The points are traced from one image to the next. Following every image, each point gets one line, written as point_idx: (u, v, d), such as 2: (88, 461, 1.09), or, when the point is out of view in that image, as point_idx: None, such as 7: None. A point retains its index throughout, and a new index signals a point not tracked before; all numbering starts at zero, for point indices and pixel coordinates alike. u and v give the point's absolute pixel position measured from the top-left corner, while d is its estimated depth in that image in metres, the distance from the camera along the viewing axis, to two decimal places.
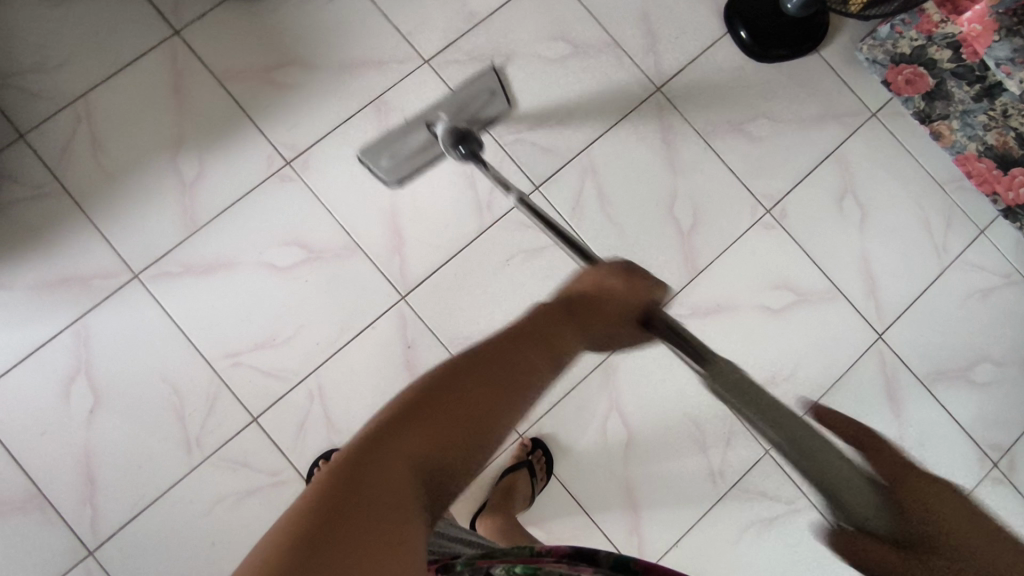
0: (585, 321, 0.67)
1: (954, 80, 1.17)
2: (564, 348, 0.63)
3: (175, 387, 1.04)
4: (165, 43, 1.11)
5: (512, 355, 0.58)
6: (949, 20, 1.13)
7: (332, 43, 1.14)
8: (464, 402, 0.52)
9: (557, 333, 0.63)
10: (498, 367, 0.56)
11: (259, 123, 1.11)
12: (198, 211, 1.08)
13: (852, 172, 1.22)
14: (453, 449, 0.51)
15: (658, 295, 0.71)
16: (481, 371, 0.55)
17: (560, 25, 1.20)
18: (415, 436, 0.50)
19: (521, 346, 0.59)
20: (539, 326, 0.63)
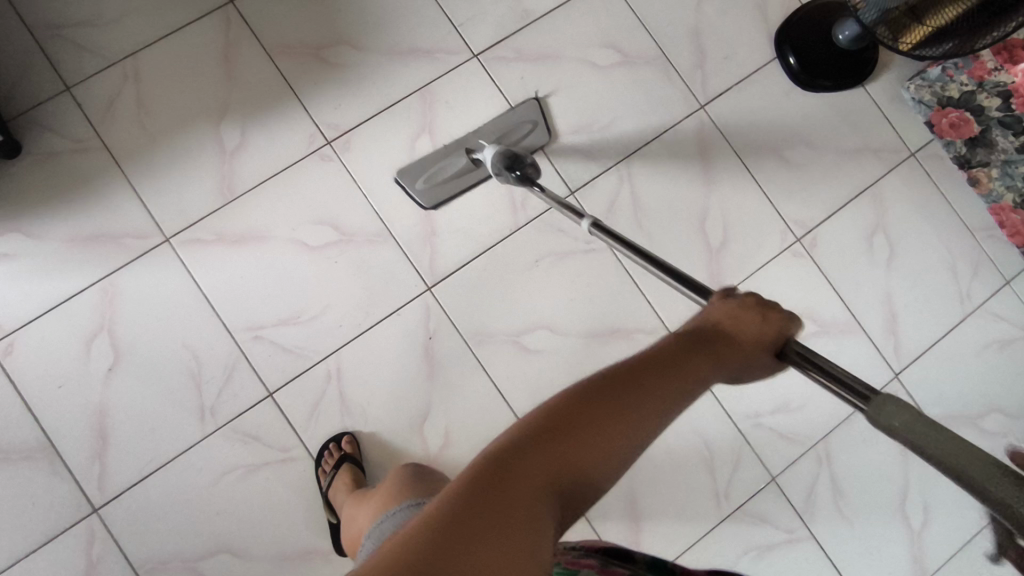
0: (720, 351, 0.58)
1: (1000, 129, 1.17)
2: (702, 376, 0.56)
3: (194, 353, 1.04)
4: (220, 11, 1.11)
5: (651, 379, 0.52)
6: (1002, 69, 1.14)
7: (384, 27, 1.14)
8: (595, 426, 0.48)
9: (696, 360, 0.56)
10: (641, 390, 0.51)
11: (305, 100, 1.11)
12: (235, 181, 1.08)
13: (885, 210, 1.22)
14: (583, 470, 0.47)
15: (792, 330, 0.61)
16: (615, 394, 0.50)
17: (611, 33, 1.20)
18: (542, 454, 0.46)
19: (660, 375, 0.53)
20: (678, 357, 0.56)
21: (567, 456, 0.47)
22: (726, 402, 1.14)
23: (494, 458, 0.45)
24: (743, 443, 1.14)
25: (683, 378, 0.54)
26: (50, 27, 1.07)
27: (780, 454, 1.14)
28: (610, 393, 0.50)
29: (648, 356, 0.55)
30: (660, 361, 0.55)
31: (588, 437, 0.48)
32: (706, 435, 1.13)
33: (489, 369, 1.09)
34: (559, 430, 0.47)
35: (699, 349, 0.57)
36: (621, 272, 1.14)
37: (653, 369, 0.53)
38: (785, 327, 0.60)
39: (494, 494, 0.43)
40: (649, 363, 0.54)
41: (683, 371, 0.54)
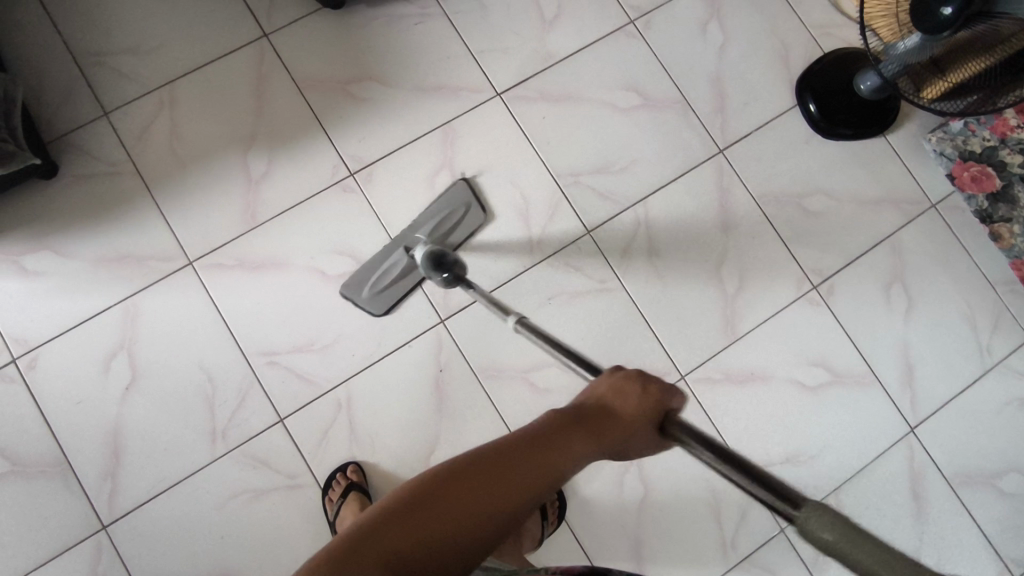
0: (598, 431, 0.60)
1: (1023, 185, 1.16)
2: (570, 466, 0.59)
3: (210, 376, 1.06)
4: (254, 43, 1.16)
5: (506, 478, 0.57)
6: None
7: (410, 65, 1.18)
8: (432, 518, 0.54)
9: (567, 449, 0.59)
10: (499, 492, 0.56)
11: (330, 132, 1.14)
12: (258, 209, 1.11)
13: (904, 260, 1.21)
14: (422, 558, 0.52)
15: (674, 402, 0.62)
16: (471, 481, 0.56)
17: (633, 76, 1.22)
18: (375, 541, 0.52)
19: (526, 463, 0.58)
20: (550, 446, 0.59)
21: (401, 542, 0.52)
22: (736, 450, 1.13)
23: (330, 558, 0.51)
24: None
25: (551, 470, 0.58)
26: (92, 54, 1.12)
27: None
28: (462, 484, 0.56)
29: (517, 442, 0.59)
30: (533, 449, 0.58)
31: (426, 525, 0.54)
32: (714, 481, 1.12)
33: (497, 405, 1.10)
34: (402, 521, 0.53)
35: (577, 435, 0.60)
36: (634, 313, 1.15)
37: (514, 457, 0.58)
38: (666, 399, 0.61)
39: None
40: (490, 463, 0.58)
41: (528, 484, 0.57)
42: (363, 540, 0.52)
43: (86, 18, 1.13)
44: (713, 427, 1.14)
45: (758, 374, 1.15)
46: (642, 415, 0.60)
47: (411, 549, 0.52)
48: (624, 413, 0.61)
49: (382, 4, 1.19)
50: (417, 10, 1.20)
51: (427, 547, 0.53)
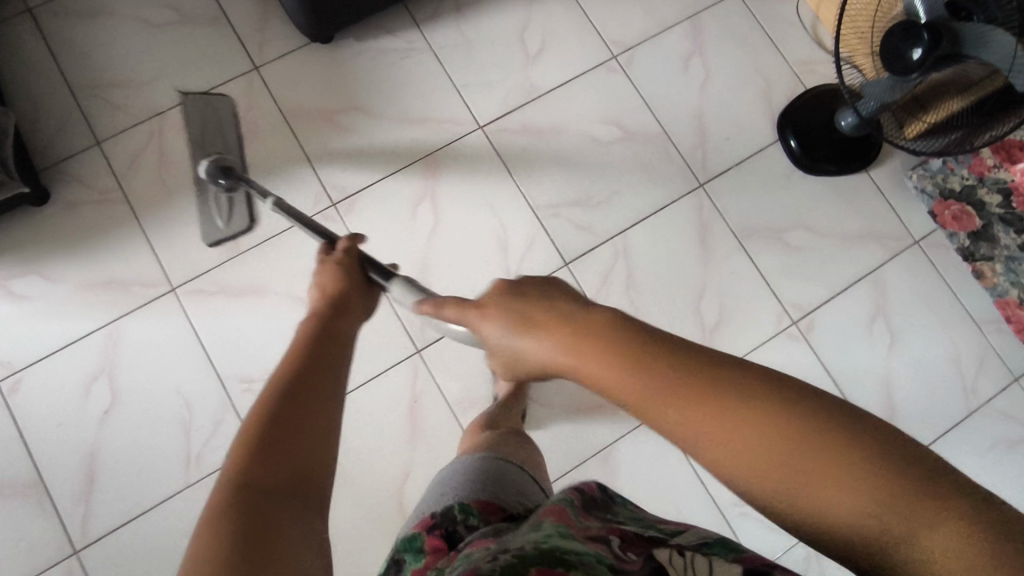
0: (338, 305, 0.75)
1: (1002, 226, 1.14)
2: (344, 335, 0.71)
3: (187, 400, 1.07)
4: (244, 76, 1.19)
5: (311, 361, 0.64)
6: (1002, 167, 1.11)
7: (394, 96, 1.21)
8: (303, 430, 0.57)
9: (338, 326, 0.72)
10: (313, 369, 0.63)
11: (314, 162, 1.17)
12: (240, 236, 1.13)
13: (886, 296, 1.21)
14: (305, 454, 0.56)
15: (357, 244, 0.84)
16: (301, 383, 0.60)
17: (615, 110, 1.24)
18: (261, 465, 0.53)
19: (320, 353, 0.66)
20: (321, 328, 0.70)
21: (284, 457, 0.54)
22: (712, 487, 1.12)
23: (226, 502, 0.50)
24: (727, 529, 1.11)
25: (336, 345, 0.68)
26: (89, 86, 1.16)
27: (765, 544, 1.11)
28: (296, 387, 0.60)
29: (302, 342, 0.67)
30: (314, 338, 0.68)
31: (296, 428, 0.56)
32: (689, 518, 1.11)
33: None
34: (272, 439, 0.55)
35: (331, 316, 0.73)
36: None
37: (311, 351, 0.65)
38: (354, 249, 0.82)
39: (237, 524, 0.48)
40: (293, 365, 0.62)
41: (324, 357, 0.65)
42: (249, 477, 0.52)
43: (86, 53, 1.18)
44: (690, 464, 1.13)
45: None
46: (353, 281, 0.79)
47: (291, 458, 0.55)
48: (331, 290, 0.77)
49: (369, 38, 1.22)
50: (403, 44, 1.23)
51: (302, 442, 0.56)
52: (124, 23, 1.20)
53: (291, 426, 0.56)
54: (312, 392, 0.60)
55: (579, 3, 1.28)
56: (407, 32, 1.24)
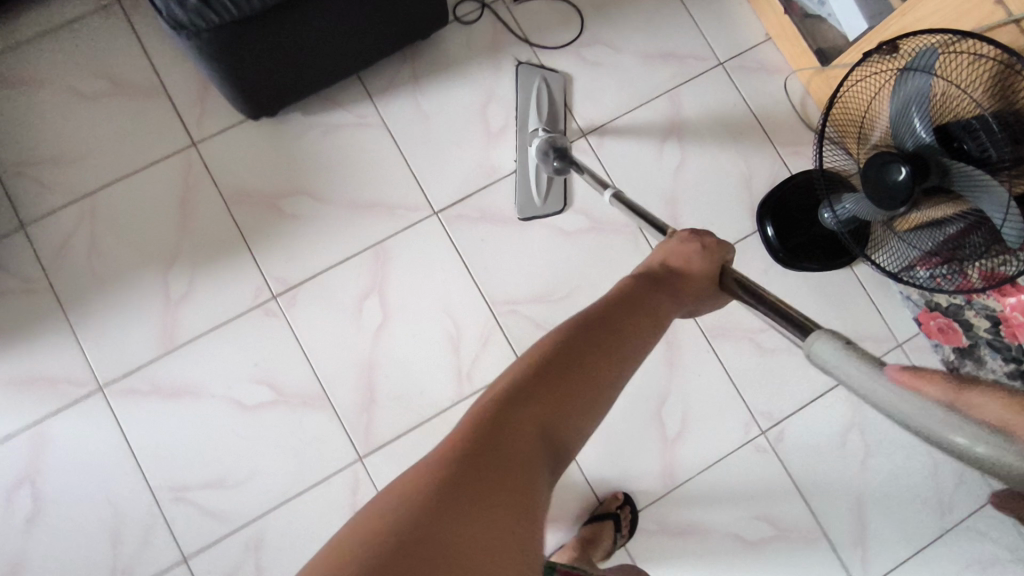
0: (675, 288, 0.76)
1: (989, 349, 0.97)
2: (659, 326, 0.72)
3: (114, 511, 1.02)
4: (182, 153, 1.12)
5: (607, 341, 0.66)
6: (990, 296, 0.93)
7: (344, 177, 1.13)
8: (569, 394, 0.62)
9: (654, 307, 0.72)
10: (596, 359, 0.64)
11: (255, 250, 1.10)
12: (177, 330, 1.06)
13: (863, 404, 1.12)
14: (562, 413, 0.61)
15: (729, 255, 0.80)
16: (585, 360, 0.64)
17: (581, 194, 1.15)
18: (523, 410, 0.59)
19: (619, 333, 0.67)
20: (636, 304, 0.71)
21: (549, 404, 0.60)
22: None
23: (484, 420, 0.58)
24: None
25: (634, 338, 0.68)
26: (15, 164, 1.09)
27: None
28: (573, 358, 0.64)
29: (614, 325, 0.68)
30: (618, 318, 0.69)
31: (568, 398, 0.61)
32: None
33: None
34: (545, 385, 0.61)
35: (652, 295, 0.74)
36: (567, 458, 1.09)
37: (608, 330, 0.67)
38: (722, 251, 0.80)
39: (490, 435, 0.56)
40: (589, 340, 0.66)
41: (613, 346, 0.66)
42: (519, 404, 0.59)
43: (11, 126, 1.10)
44: None
45: (695, 527, 1.08)
46: (708, 268, 0.78)
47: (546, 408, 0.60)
48: (677, 277, 0.77)
49: (318, 113, 1.14)
50: (356, 119, 1.15)
51: (564, 410, 0.61)
52: (51, 90, 1.11)
53: (556, 392, 0.61)
54: (586, 381, 0.63)
55: (548, 73, 1.19)
56: (360, 105, 1.15)
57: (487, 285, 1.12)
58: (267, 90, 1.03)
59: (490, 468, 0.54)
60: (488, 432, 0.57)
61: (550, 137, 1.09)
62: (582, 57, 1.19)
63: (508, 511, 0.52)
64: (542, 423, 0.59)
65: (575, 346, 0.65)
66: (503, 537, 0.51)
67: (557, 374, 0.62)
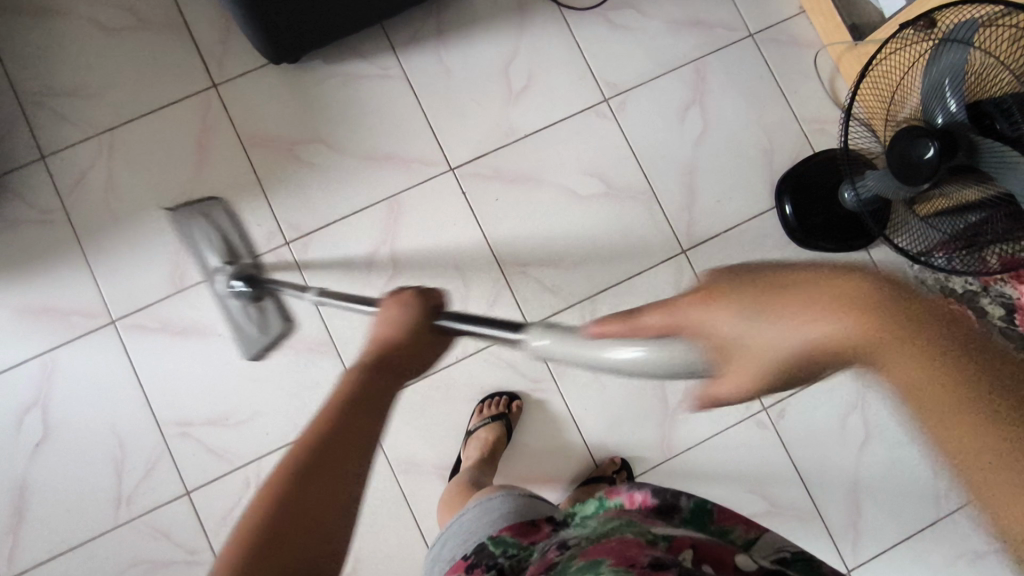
0: (389, 361, 0.63)
1: None
2: (391, 401, 0.60)
3: (120, 441, 1.04)
4: (202, 93, 1.11)
5: (330, 463, 0.51)
6: (1007, 281, 0.92)
7: (361, 128, 1.12)
8: (287, 551, 0.46)
9: (383, 386, 0.60)
10: (321, 485, 0.49)
11: (269, 195, 1.10)
12: (188, 270, 1.08)
13: (868, 388, 1.12)
14: (314, 530, 0.48)
15: (433, 300, 0.68)
16: (326, 460, 0.51)
17: (597, 160, 1.14)
18: None
19: (355, 410, 0.55)
20: (361, 393, 0.58)
21: (299, 532, 0.47)
22: None
23: None
24: None
25: (374, 415, 0.56)
26: (37, 94, 1.09)
27: None
28: (308, 456, 0.51)
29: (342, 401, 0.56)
30: (896, 300, 0.34)
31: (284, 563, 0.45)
32: None
33: (411, 502, 1.07)
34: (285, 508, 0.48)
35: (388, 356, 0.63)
36: (567, 421, 1.09)
37: (877, 326, 0.34)
38: (422, 300, 0.67)
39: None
40: (298, 480, 0.49)
41: (335, 468, 0.51)
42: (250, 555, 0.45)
43: (34, 56, 1.10)
44: None
45: (688, 497, 1.09)
46: (417, 329, 0.66)
47: (900, 371, 0.34)
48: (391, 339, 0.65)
49: (340, 62, 1.13)
50: (378, 70, 1.14)
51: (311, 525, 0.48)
52: (76, 22, 1.11)
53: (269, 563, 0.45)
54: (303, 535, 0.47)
55: (574, 34, 1.16)
56: (382, 56, 1.14)
57: (498, 245, 1.11)
58: (291, 34, 1.02)
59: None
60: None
61: (239, 268, 1.03)
62: (610, 21, 1.17)
63: None
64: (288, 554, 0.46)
65: (285, 496, 0.48)
66: None
67: (263, 546, 0.46)
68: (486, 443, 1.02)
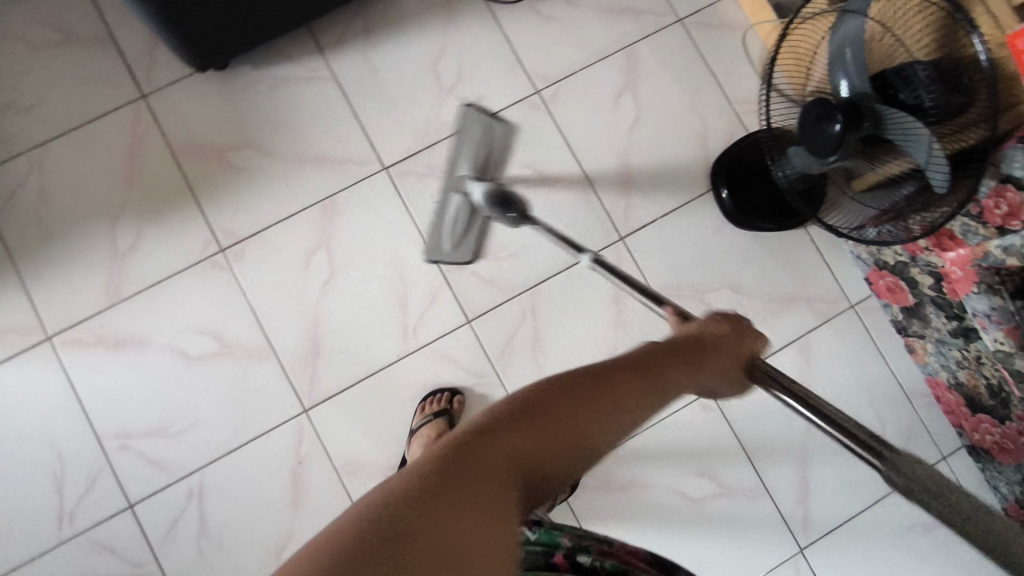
0: (695, 362, 0.65)
1: (933, 307, 0.96)
2: (671, 389, 0.63)
3: (61, 456, 1.03)
4: (130, 105, 1.11)
5: (591, 399, 0.57)
6: (931, 252, 0.90)
7: (292, 132, 1.12)
8: (540, 440, 0.53)
9: (675, 375, 0.63)
10: (586, 414, 0.56)
11: (203, 203, 1.09)
12: (124, 282, 1.07)
13: (812, 365, 1.12)
14: (541, 445, 0.53)
15: (759, 344, 0.70)
16: (583, 403, 0.56)
17: (531, 152, 1.14)
18: (468, 467, 0.49)
19: (637, 383, 0.60)
20: (651, 360, 0.63)
21: (533, 435, 0.53)
22: None
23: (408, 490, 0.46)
24: None
25: (665, 381, 0.62)
26: None
27: None
28: (592, 404, 0.57)
29: (663, 401, 0.63)
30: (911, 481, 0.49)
31: (541, 445, 0.53)
32: None
33: None
34: (522, 419, 0.53)
35: (682, 359, 0.64)
36: None
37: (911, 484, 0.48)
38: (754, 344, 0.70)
39: (461, 470, 0.49)
40: (539, 396, 0.55)
41: (586, 396, 0.57)
42: (514, 427, 0.53)
43: None
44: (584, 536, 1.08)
45: (637, 484, 1.08)
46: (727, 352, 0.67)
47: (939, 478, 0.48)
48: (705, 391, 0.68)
49: (268, 66, 1.13)
50: (306, 72, 1.13)
51: (547, 440, 0.53)
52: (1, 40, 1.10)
53: (518, 445, 0.52)
54: (554, 434, 0.54)
55: (503, 28, 1.17)
56: (310, 59, 1.14)
57: (435, 241, 1.11)
58: (209, 40, 1.02)
59: (452, 500, 0.47)
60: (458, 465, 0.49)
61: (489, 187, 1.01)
62: (538, 13, 1.17)
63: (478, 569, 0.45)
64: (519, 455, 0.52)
65: (540, 396, 0.55)
66: None
67: (524, 421, 0.53)
68: (428, 438, 1.00)
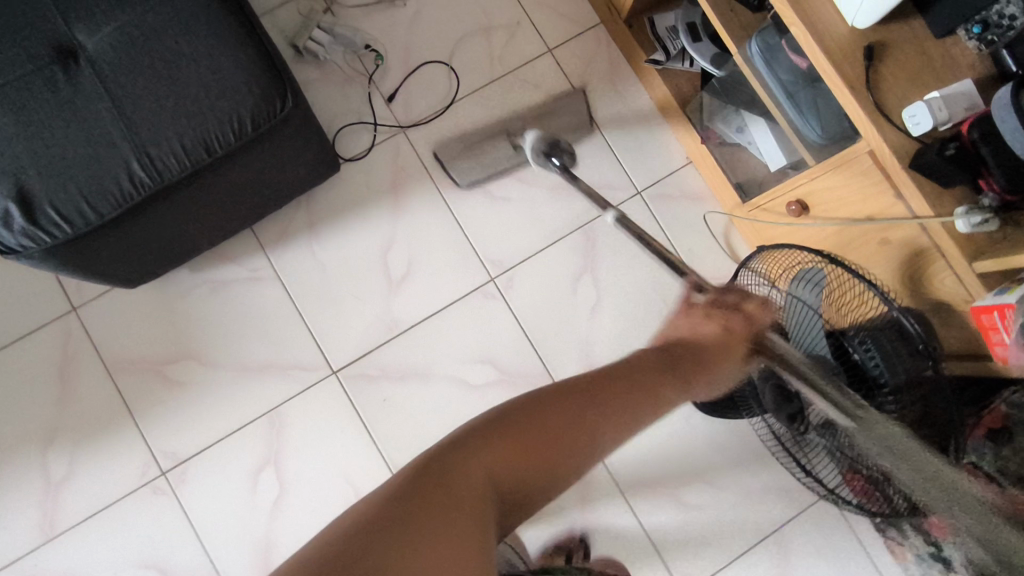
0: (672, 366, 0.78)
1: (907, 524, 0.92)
2: (655, 397, 0.74)
3: None
4: (62, 319, 1.03)
5: (581, 400, 0.69)
6: None
7: (235, 340, 1.05)
8: (535, 432, 0.64)
9: (652, 382, 0.75)
10: (560, 415, 0.66)
11: (141, 423, 1.02)
12: (58, 516, 0.99)
13: (790, 562, 1.07)
14: (522, 471, 0.61)
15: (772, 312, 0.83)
16: (565, 418, 0.66)
17: (487, 346, 1.08)
18: (475, 453, 0.59)
19: (604, 394, 0.71)
20: (620, 379, 0.74)
21: (528, 435, 0.63)
22: None
23: (438, 451, 0.59)
24: None
25: (635, 393, 0.73)
26: None
27: None
28: (578, 427, 0.66)
29: (641, 407, 0.73)
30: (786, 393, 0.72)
31: (531, 429, 0.64)
32: None
33: None
34: (499, 438, 0.62)
35: (659, 364, 0.78)
36: None
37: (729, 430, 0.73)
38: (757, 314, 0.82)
39: (458, 459, 0.58)
40: (543, 397, 0.68)
41: (580, 407, 0.68)
42: (511, 424, 0.63)
43: None
44: None
45: None
46: (720, 342, 0.80)
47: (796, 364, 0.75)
48: (709, 350, 0.80)
49: (207, 268, 1.06)
50: (247, 273, 1.06)
51: (528, 460, 0.62)
52: None
53: (516, 440, 0.62)
54: (542, 443, 0.63)
55: (453, 210, 1.10)
56: (251, 258, 1.07)
57: (390, 451, 1.05)
58: (143, 277, 0.95)
59: (451, 516, 0.52)
60: (444, 477, 0.55)
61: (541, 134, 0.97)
62: (490, 194, 1.11)
63: (455, 532, 0.51)
64: (493, 470, 0.59)
65: (547, 398, 0.68)
66: (452, 534, 0.51)
67: (526, 418, 0.65)
68: None
